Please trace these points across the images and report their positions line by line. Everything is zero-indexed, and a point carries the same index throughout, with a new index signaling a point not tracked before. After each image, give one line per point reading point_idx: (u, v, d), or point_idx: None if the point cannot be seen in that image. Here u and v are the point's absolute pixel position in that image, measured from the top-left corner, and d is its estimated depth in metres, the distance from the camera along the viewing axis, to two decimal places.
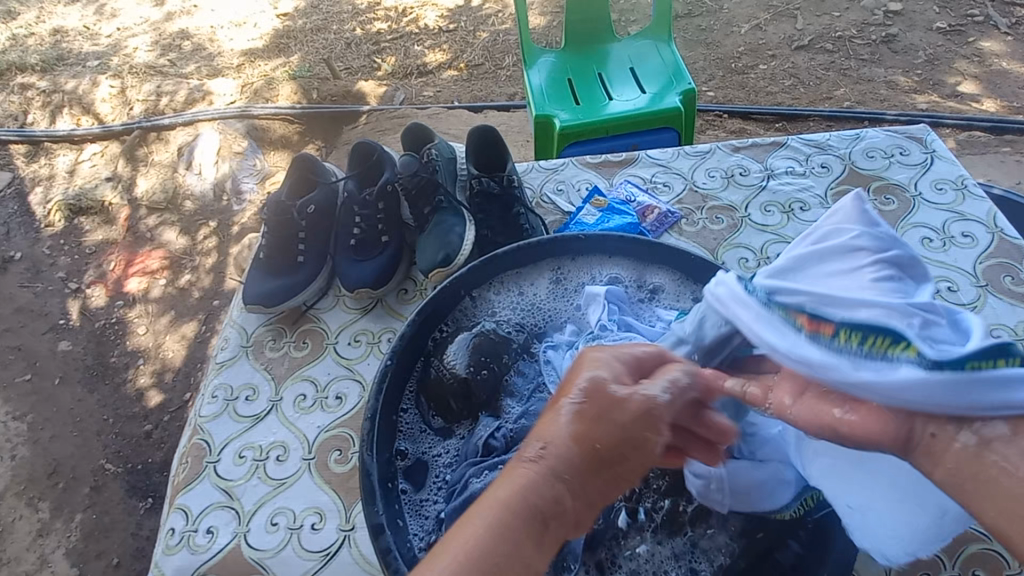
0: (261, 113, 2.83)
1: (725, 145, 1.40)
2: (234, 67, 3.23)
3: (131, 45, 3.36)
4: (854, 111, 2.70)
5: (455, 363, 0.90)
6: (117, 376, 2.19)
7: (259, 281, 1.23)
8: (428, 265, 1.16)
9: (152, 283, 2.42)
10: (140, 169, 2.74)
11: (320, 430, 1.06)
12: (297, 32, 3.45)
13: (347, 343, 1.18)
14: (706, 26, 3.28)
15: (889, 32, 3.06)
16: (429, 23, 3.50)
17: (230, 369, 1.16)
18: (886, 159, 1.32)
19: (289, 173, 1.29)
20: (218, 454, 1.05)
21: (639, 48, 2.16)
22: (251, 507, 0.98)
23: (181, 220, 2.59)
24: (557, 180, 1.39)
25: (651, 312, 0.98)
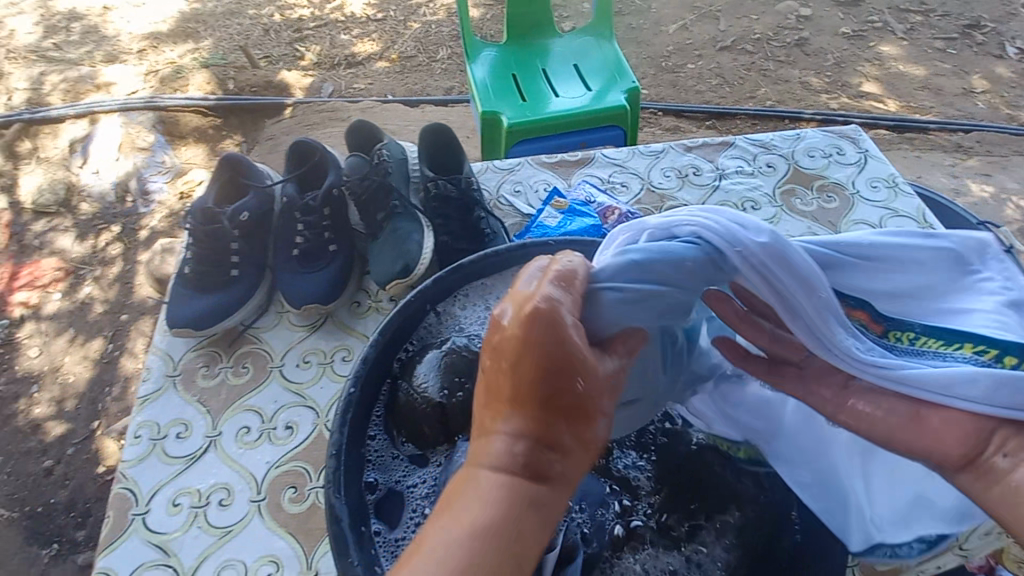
0: (169, 103, 2.55)
1: (677, 145, 1.41)
2: (134, 52, 2.88)
3: (4, 23, 2.91)
4: (776, 109, 2.86)
5: (426, 386, 0.82)
6: (4, 409, 1.89)
7: (185, 300, 1.08)
8: (385, 276, 1.08)
9: (45, 298, 2.12)
10: (23, 167, 2.39)
11: (270, 466, 0.94)
12: (207, 15, 3.14)
13: (295, 365, 1.06)
14: (637, 25, 3.35)
15: (801, 36, 3.26)
16: (355, 11, 3.31)
17: (155, 404, 1.01)
18: (825, 158, 1.39)
19: (216, 176, 1.15)
20: (147, 504, 0.91)
21: (580, 44, 2.14)
22: (191, 562, 0.85)
23: (77, 225, 2.28)
24: (514, 180, 1.34)
25: None
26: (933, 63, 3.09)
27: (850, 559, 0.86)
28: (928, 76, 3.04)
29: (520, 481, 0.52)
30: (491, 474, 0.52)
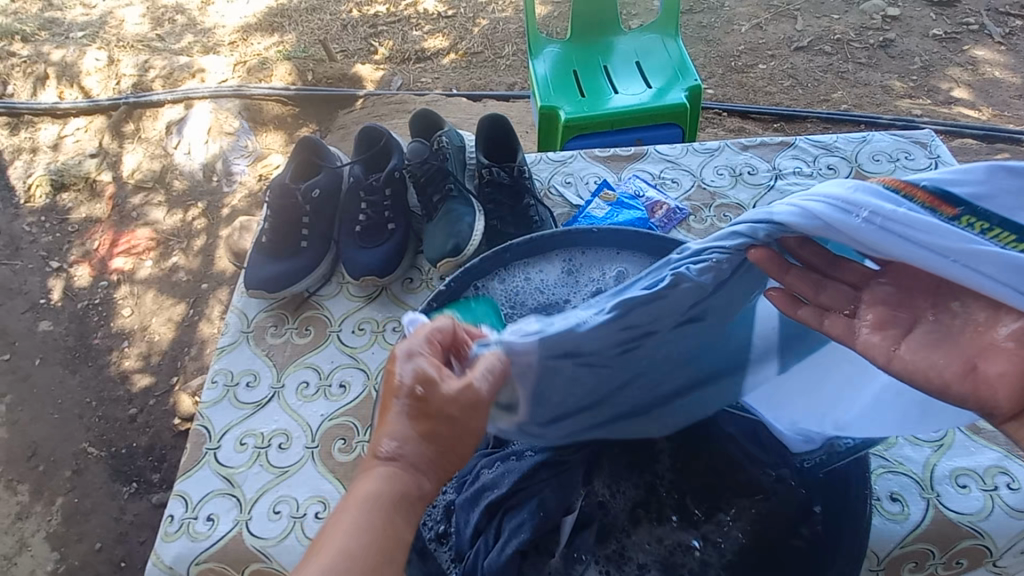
0: (255, 92, 2.77)
1: (733, 143, 1.40)
2: (226, 44, 3.14)
3: (120, 16, 3.25)
4: (851, 114, 2.73)
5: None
6: (100, 358, 2.14)
7: (260, 265, 1.20)
8: (437, 255, 1.16)
9: (138, 264, 2.36)
10: (127, 145, 2.67)
11: (323, 418, 1.04)
12: (292, 11, 3.37)
13: (351, 331, 1.16)
14: (707, 24, 3.28)
15: (886, 37, 3.09)
16: (427, 8, 3.43)
17: (229, 354, 1.14)
18: (892, 163, 1.33)
19: (294, 154, 1.26)
20: (218, 441, 1.03)
21: (644, 42, 2.15)
22: (253, 494, 0.96)
23: (169, 200, 2.53)
24: (566, 172, 1.38)
25: None
26: None
27: (878, 561, 0.88)
28: None
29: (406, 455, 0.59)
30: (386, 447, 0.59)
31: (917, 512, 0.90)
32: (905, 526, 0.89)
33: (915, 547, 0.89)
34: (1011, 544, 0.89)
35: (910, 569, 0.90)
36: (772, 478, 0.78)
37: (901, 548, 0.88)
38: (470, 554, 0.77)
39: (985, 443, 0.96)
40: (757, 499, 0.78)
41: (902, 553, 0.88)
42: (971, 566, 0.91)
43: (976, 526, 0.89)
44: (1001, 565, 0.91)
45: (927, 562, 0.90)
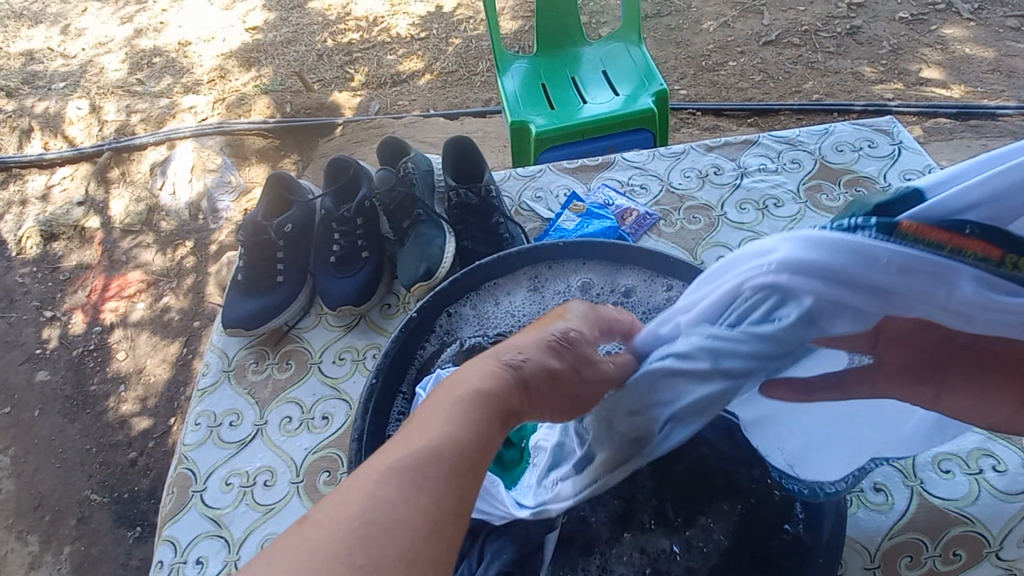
0: (236, 128, 2.81)
1: (699, 145, 1.42)
2: (206, 83, 3.19)
3: (100, 63, 3.30)
4: (824, 103, 2.76)
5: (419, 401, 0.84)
6: (97, 405, 2.14)
7: (238, 304, 1.21)
8: (409, 279, 1.16)
9: (130, 307, 2.38)
10: (113, 190, 2.70)
11: (308, 451, 1.05)
12: (268, 45, 3.42)
13: (332, 362, 1.17)
14: (677, 25, 3.32)
15: (852, 24, 3.13)
16: (401, 32, 3.49)
17: (212, 395, 1.14)
18: (855, 152, 1.35)
19: (265, 192, 1.28)
20: (204, 482, 1.03)
21: (610, 50, 2.18)
22: (241, 534, 0.96)
23: (157, 241, 2.55)
24: (536, 187, 1.39)
25: None
26: (1004, 44, 2.88)
27: (870, 557, 0.87)
28: (998, 58, 2.83)
29: (502, 397, 0.57)
30: (484, 382, 0.58)
31: (902, 501, 0.90)
32: (891, 517, 0.89)
33: (905, 538, 0.87)
34: (1005, 528, 0.87)
35: (907, 565, 0.86)
36: (746, 477, 0.80)
37: (888, 539, 0.87)
38: None
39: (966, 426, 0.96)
40: (735, 499, 0.79)
41: (891, 544, 0.87)
42: (974, 562, 0.86)
43: (964, 511, 0.89)
44: (1008, 560, 0.85)
45: (922, 556, 0.86)
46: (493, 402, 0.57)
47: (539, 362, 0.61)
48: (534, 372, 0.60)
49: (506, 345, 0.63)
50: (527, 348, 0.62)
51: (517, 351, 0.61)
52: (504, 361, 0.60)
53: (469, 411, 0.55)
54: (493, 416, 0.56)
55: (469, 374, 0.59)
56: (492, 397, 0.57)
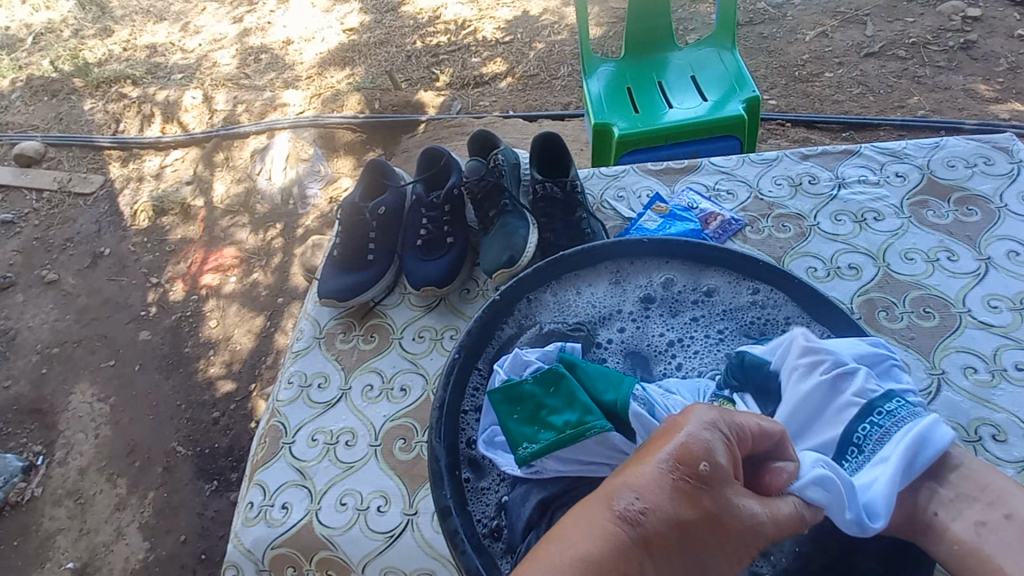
0: (329, 122, 3.01)
1: (793, 153, 1.38)
2: (304, 79, 3.43)
3: (214, 58, 3.63)
4: (929, 120, 2.57)
5: (499, 377, 0.88)
6: (189, 366, 2.36)
7: (332, 277, 1.31)
8: (492, 266, 1.21)
9: (224, 280, 2.60)
10: (217, 173, 2.96)
11: (386, 418, 1.11)
12: (362, 45, 3.63)
13: (412, 339, 1.24)
14: (769, 34, 3.21)
15: (969, 38, 2.90)
16: (486, 35, 3.59)
17: (303, 358, 1.24)
18: (969, 168, 1.26)
19: (363, 176, 1.37)
20: (293, 436, 1.12)
21: (700, 56, 2.15)
22: (322, 486, 1.04)
23: (252, 222, 2.77)
24: (619, 186, 1.40)
25: (697, 314, 0.98)
26: None
27: None
28: None
29: (623, 556, 0.51)
30: (606, 533, 0.52)
31: None
32: None
33: None
34: None
35: None
36: None
37: None
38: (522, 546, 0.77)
39: None
40: None
41: None
42: None
43: None
44: None
45: None
46: (618, 556, 0.51)
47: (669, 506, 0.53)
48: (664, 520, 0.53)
49: (636, 479, 0.56)
50: (650, 491, 0.54)
51: (633, 494, 0.54)
52: (619, 513, 0.53)
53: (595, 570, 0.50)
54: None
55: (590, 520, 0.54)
56: (619, 542, 0.52)
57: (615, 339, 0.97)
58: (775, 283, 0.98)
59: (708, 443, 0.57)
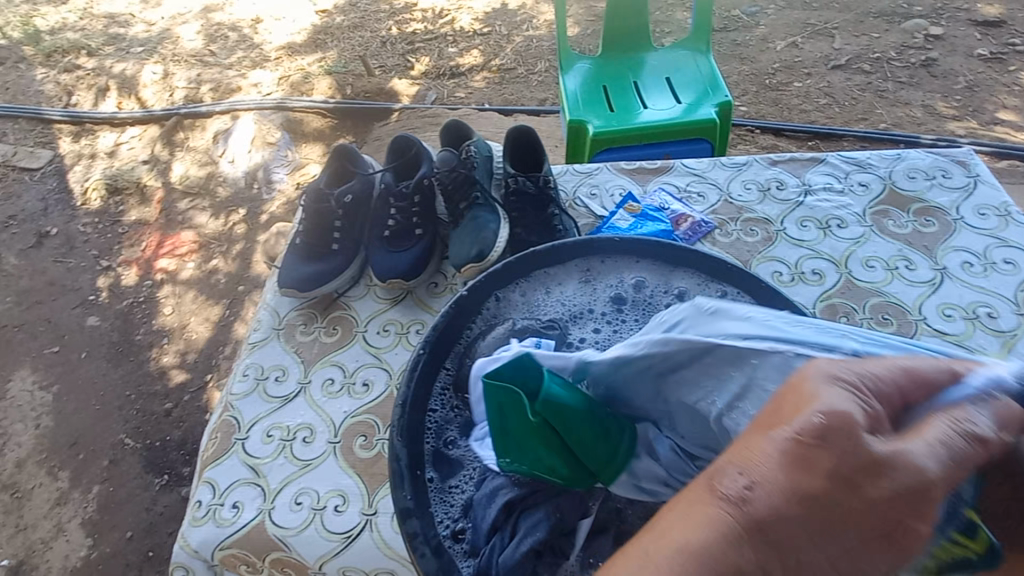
0: (296, 105, 2.90)
1: (762, 158, 1.39)
2: (272, 60, 3.30)
3: (176, 33, 3.45)
4: (889, 133, 2.67)
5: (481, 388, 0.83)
6: (141, 354, 2.24)
7: (294, 266, 1.25)
8: (461, 259, 1.18)
9: (181, 265, 2.48)
10: (177, 153, 2.82)
11: (346, 414, 1.07)
12: (335, 28, 3.52)
13: (376, 332, 1.20)
14: (742, 41, 3.27)
15: (928, 56, 3.01)
16: (464, 26, 3.53)
17: (261, 350, 1.18)
18: (928, 180, 1.30)
19: (329, 161, 1.32)
20: (247, 431, 1.07)
21: (676, 58, 2.16)
22: (276, 485, 1.00)
23: (212, 206, 2.65)
24: (591, 184, 1.39)
25: None
26: None
27: None
28: None
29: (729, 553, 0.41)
30: (718, 514, 0.42)
31: None
32: None
33: None
34: None
35: None
36: None
37: None
38: (485, 551, 0.75)
39: None
40: None
41: None
42: None
43: None
44: None
45: None
46: (734, 551, 0.41)
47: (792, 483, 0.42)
48: (782, 501, 0.42)
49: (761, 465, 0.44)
50: (763, 474, 0.43)
51: (745, 477, 0.43)
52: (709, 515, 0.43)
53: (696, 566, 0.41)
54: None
55: (697, 506, 0.44)
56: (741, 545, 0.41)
57: (586, 338, 0.96)
58: (744, 285, 0.98)
59: (840, 411, 0.45)
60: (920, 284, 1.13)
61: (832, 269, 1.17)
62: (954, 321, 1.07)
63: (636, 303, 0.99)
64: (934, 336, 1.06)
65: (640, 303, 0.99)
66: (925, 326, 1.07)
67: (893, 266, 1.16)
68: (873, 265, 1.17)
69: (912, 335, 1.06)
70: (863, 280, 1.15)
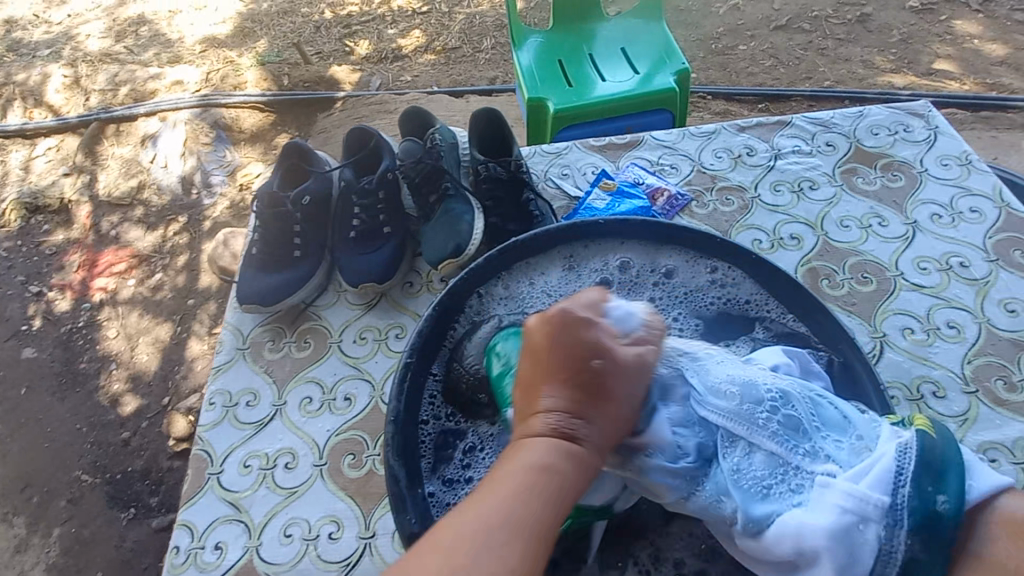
0: (229, 101, 2.70)
1: (730, 125, 1.37)
2: (196, 53, 3.05)
3: (82, 31, 3.14)
4: (835, 90, 2.73)
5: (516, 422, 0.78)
6: (88, 383, 2.06)
7: (253, 279, 1.15)
8: (437, 256, 1.10)
9: (121, 283, 2.28)
10: (101, 163, 2.58)
11: (330, 433, 1.00)
12: (263, 15, 3.28)
13: (352, 341, 1.12)
14: (686, 7, 3.25)
15: (863, 12, 3.08)
16: (402, 5, 3.37)
17: (227, 373, 1.09)
18: (891, 135, 1.30)
19: (280, 161, 1.21)
20: (221, 464, 0.98)
21: (628, 27, 2.11)
22: (262, 519, 0.92)
23: (149, 217, 2.45)
24: (562, 163, 1.34)
25: (659, 297, 0.94)
26: (1015, 36, 2.88)
27: None
28: (1009, 53, 2.81)
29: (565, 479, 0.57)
30: (537, 456, 0.58)
31: None
32: None
33: None
34: None
35: None
36: None
37: None
38: None
39: (1010, 415, 0.92)
40: None
41: None
42: None
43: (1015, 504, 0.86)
44: None
45: None
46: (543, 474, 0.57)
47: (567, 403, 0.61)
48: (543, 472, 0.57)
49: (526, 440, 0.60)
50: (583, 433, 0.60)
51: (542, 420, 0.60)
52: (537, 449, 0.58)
53: (509, 523, 0.53)
54: (560, 493, 0.56)
55: (504, 482, 0.57)
56: (554, 460, 0.58)
57: None
58: (734, 259, 0.95)
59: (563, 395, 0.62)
60: (894, 240, 1.14)
61: (809, 232, 1.17)
62: (929, 273, 1.08)
63: (625, 285, 0.96)
64: (913, 290, 1.06)
65: (629, 285, 0.96)
66: (903, 281, 1.08)
67: (867, 224, 1.17)
68: (848, 225, 1.17)
69: (892, 291, 1.07)
70: (840, 241, 1.15)
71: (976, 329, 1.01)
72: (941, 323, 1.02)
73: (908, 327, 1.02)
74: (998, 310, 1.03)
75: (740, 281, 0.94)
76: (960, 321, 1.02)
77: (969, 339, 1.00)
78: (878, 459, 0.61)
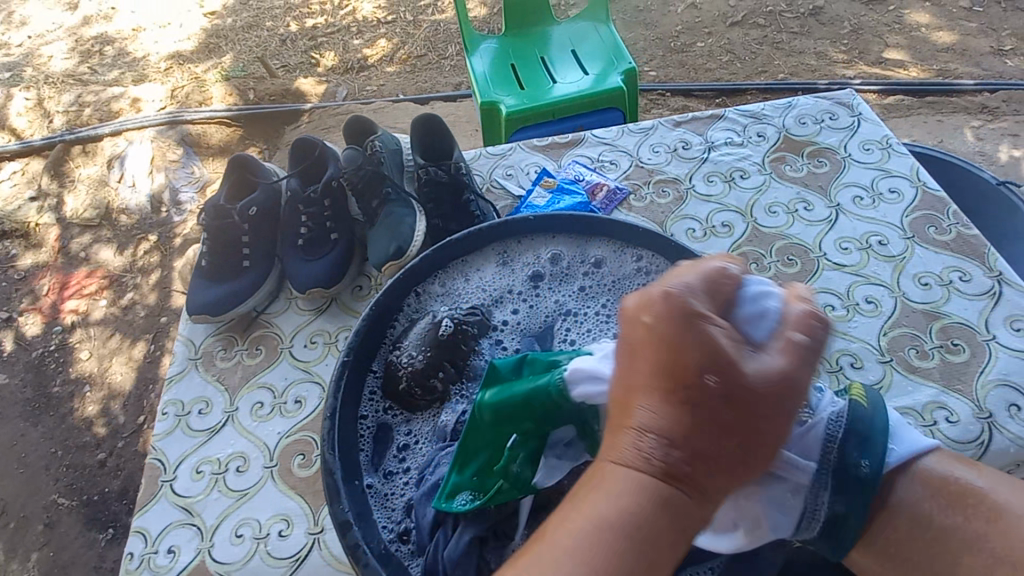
0: (195, 118, 2.71)
1: (667, 120, 1.43)
2: (161, 71, 3.06)
3: (45, 53, 3.13)
4: (789, 82, 2.81)
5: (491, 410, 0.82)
6: (62, 407, 2.06)
7: (204, 290, 1.18)
8: (380, 258, 1.14)
9: (92, 305, 2.28)
10: (67, 186, 2.57)
11: (281, 435, 1.03)
12: (228, 30, 3.29)
13: (303, 346, 1.15)
14: (645, 7, 3.33)
15: (815, 5, 3.18)
16: (366, 16, 3.40)
17: (179, 384, 1.11)
18: (817, 124, 1.37)
19: (226, 174, 1.24)
20: (174, 472, 1.01)
21: (578, 29, 2.17)
22: (213, 521, 0.95)
23: (117, 237, 2.44)
24: (506, 164, 1.38)
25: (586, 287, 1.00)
26: (960, 23, 2.99)
27: None
28: (953, 39, 2.92)
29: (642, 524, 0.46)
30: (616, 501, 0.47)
31: None
32: None
33: None
34: None
35: None
36: None
37: None
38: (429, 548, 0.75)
39: (921, 381, 0.98)
40: None
41: None
42: None
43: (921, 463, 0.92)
44: None
45: None
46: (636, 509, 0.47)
47: (675, 429, 0.48)
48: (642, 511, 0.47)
49: (613, 472, 0.49)
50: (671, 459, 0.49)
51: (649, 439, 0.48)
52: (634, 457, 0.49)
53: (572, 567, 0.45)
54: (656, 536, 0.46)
55: (570, 529, 0.48)
56: (643, 502, 0.47)
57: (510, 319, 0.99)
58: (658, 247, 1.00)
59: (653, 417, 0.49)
60: (819, 222, 1.19)
61: (739, 219, 1.22)
62: (849, 253, 1.14)
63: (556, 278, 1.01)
64: (835, 269, 1.12)
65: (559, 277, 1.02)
66: (826, 261, 1.13)
67: (793, 209, 1.22)
68: (776, 211, 1.22)
69: (815, 271, 1.12)
70: (767, 226, 1.20)
71: (892, 302, 1.07)
72: (860, 299, 1.07)
73: (829, 305, 1.07)
74: (913, 284, 1.09)
75: (661, 267, 0.99)
76: (877, 295, 1.07)
77: (886, 312, 1.05)
78: (813, 426, 0.62)
